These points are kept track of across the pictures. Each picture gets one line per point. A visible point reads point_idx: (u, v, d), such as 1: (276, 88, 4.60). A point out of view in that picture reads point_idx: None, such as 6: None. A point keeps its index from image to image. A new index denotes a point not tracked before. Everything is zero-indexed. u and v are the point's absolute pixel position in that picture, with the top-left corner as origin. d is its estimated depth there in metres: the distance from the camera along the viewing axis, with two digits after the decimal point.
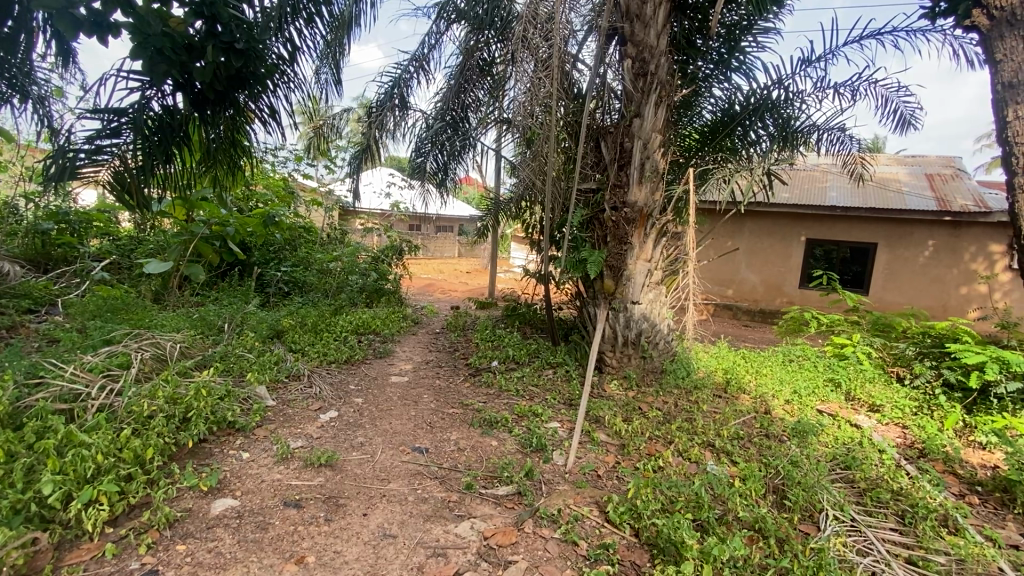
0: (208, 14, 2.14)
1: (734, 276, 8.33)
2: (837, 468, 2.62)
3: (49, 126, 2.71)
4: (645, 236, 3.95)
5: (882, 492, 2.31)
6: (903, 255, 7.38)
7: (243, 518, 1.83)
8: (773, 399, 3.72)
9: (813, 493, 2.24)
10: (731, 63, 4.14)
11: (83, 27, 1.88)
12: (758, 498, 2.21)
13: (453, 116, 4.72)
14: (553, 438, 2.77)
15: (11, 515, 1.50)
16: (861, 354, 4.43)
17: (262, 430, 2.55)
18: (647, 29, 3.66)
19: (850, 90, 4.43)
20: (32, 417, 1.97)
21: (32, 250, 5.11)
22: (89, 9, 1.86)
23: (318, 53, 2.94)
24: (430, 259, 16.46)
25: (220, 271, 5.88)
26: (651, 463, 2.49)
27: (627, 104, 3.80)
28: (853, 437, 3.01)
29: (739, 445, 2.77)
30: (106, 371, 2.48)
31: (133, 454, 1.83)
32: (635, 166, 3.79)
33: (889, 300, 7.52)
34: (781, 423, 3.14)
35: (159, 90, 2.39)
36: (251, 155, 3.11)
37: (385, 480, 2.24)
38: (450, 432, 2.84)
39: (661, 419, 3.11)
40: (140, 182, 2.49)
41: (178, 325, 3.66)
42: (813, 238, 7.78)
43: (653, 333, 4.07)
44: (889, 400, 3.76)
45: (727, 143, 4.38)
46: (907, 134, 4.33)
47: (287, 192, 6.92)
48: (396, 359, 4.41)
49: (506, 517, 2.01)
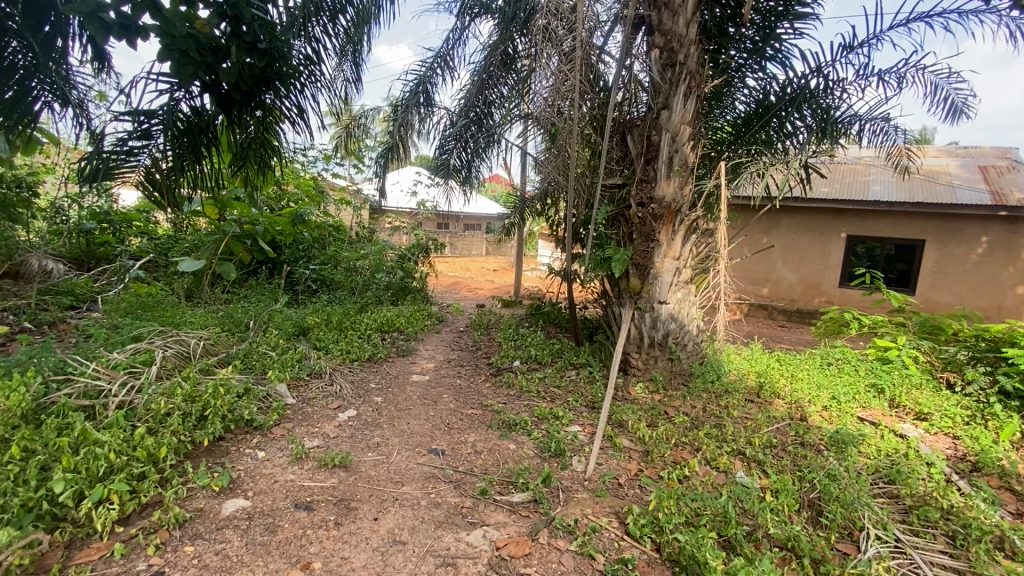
0: (232, 14, 2.11)
1: (769, 275, 8.03)
2: (879, 482, 2.44)
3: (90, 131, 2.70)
4: (673, 233, 3.81)
5: (930, 510, 2.13)
6: (953, 252, 6.94)
7: (252, 520, 1.81)
8: (810, 405, 3.52)
9: (851, 511, 2.08)
10: (765, 51, 3.92)
11: (112, 30, 1.87)
12: (792, 513, 2.07)
13: (477, 113, 4.67)
14: (572, 443, 2.67)
15: (21, 514, 1.51)
16: (906, 358, 4.17)
17: (280, 429, 2.54)
18: (676, 17, 3.50)
19: (896, 77, 4.15)
20: (53, 414, 2.00)
21: (76, 250, 5.32)
22: (118, 12, 1.84)
23: (341, 51, 2.90)
24: (458, 257, 16.53)
25: (251, 270, 5.98)
26: (676, 472, 2.37)
27: (655, 96, 3.65)
28: (897, 447, 2.82)
29: (771, 455, 2.63)
30: (129, 368, 2.51)
31: (147, 452, 1.84)
32: (663, 161, 3.63)
33: (938, 300, 7.09)
34: (818, 432, 2.97)
35: (188, 92, 2.39)
36: (281, 155, 3.10)
37: (398, 483, 2.19)
38: (468, 434, 2.77)
39: (688, 425, 2.97)
40: (171, 183, 2.53)
41: (205, 322, 3.72)
42: (854, 234, 7.42)
43: (681, 334, 3.92)
44: (937, 408, 3.51)
45: (761, 135, 4.17)
46: (959, 123, 4.02)
47: (316, 192, 6.99)
48: (418, 358, 4.39)
49: (521, 525, 1.93)
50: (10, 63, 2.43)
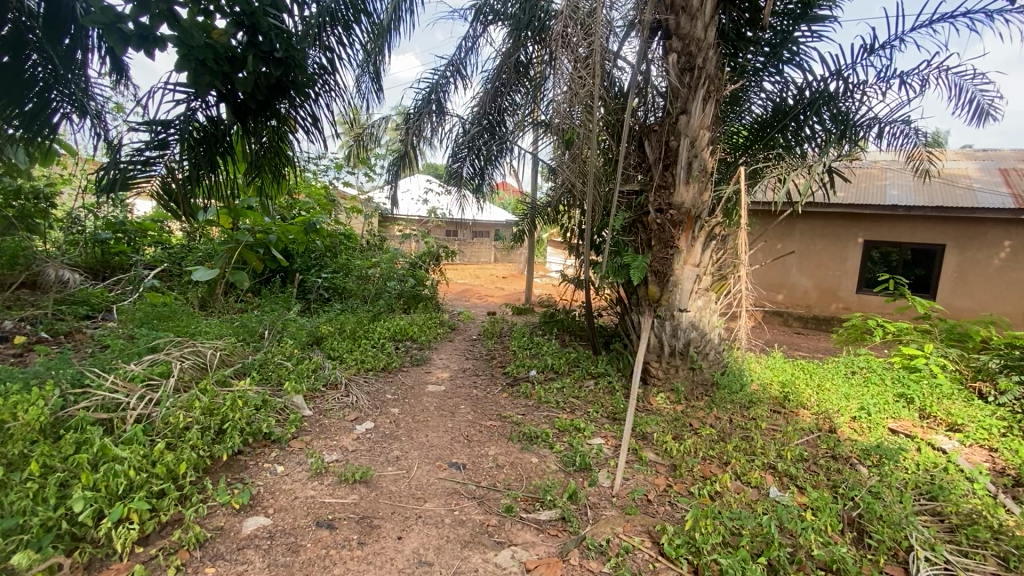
0: (249, 24, 2.08)
1: (784, 281, 7.91)
2: (921, 498, 2.33)
3: (108, 143, 2.70)
4: (693, 239, 3.72)
5: (979, 530, 2.02)
6: (975, 257, 6.78)
7: (275, 539, 1.75)
8: (838, 416, 3.42)
9: (896, 531, 1.99)
10: (782, 54, 3.85)
11: (131, 41, 1.84)
12: (835, 534, 1.98)
13: (489, 120, 4.65)
14: (597, 457, 2.59)
15: (41, 534, 1.47)
16: (935, 366, 4.05)
17: (298, 442, 2.49)
18: (694, 21, 3.45)
19: (919, 80, 4.07)
20: (72, 428, 1.96)
21: (92, 260, 5.33)
22: (136, 23, 1.81)
23: (356, 60, 2.88)
24: (467, 265, 16.52)
25: (264, 279, 5.94)
26: (707, 487, 2.29)
27: (672, 101, 3.60)
28: (936, 461, 2.71)
29: (804, 469, 2.54)
30: (146, 381, 2.47)
31: (167, 469, 1.81)
32: (682, 165, 3.57)
33: (960, 306, 6.92)
34: (850, 444, 2.88)
35: (204, 101, 2.36)
36: (294, 164, 3.07)
37: (421, 499, 2.12)
38: (488, 447, 2.71)
39: (714, 437, 2.88)
40: (186, 192, 2.49)
41: (219, 331, 3.68)
42: (871, 239, 7.29)
43: (702, 342, 3.83)
44: (971, 419, 3.40)
45: (779, 140, 4.11)
46: (985, 126, 3.92)
47: (327, 200, 6.97)
48: (433, 367, 4.34)
49: (550, 546, 1.86)
50: (30, 76, 2.42)
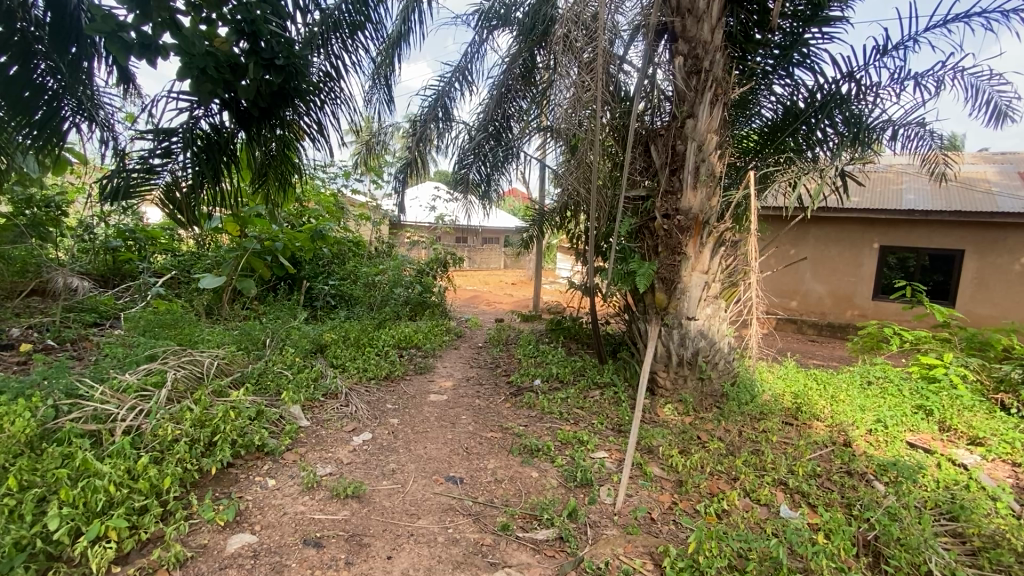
0: (250, 31, 2.02)
1: (798, 288, 7.75)
2: (941, 518, 2.20)
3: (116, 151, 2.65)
4: (701, 245, 3.63)
5: (1004, 553, 1.89)
6: (996, 262, 6.56)
7: (259, 558, 1.69)
8: (853, 429, 3.28)
9: (915, 555, 1.87)
10: (793, 57, 3.75)
11: (133, 50, 1.79)
12: (849, 558, 1.87)
13: (496, 126, 4.60)
14: (599, 472, 2.50)
15: (14, 553, 1.42)
16: (955, 377, 3.89)
17: (292, 454, 2.43)
18: (700, 24, 3.38)
19: (933, 81, 3.95)
20: (58, 440, 1.92)
21: (102, 267, 5.37)
22: (137, 32, 1.77)
23: (359, 65, 2.83)
24: (476, 271, 16.54)
25: (271, 286, 5.94)
26: (714, 505, 2.20)
27: (679, 105, 3.52)
28: (957, 478, 2.58)
29: (816, 486, 2.43)
30: (139, 391, 2.43)
31: (149, 484, 1.75)
32: (688, 170, 3.48)
33: (981, 313, 6.71)
34: (866, 458, 2.76)
35: (207, 109, 2.31)
36: (300, 171, 3.03)
37: (415, 516, 2.05)
38: (487, 460, 2.63)
39: (723, 451, 2.77)
40: (190, 200, 2.45)
41: (220, 339, 3.63)
42: (887, 245, 7.11)
43: (711, 352, 3.72)
44: (994, 432, 3.25)
45: (790, 144, 4.01)
46: (1004, 127, 3.79)
47: (336, 208, 6.95)
48: (437, 375, 4.27)
49: (546, 567, 1.78)
50: (38, 86, 2.39)
